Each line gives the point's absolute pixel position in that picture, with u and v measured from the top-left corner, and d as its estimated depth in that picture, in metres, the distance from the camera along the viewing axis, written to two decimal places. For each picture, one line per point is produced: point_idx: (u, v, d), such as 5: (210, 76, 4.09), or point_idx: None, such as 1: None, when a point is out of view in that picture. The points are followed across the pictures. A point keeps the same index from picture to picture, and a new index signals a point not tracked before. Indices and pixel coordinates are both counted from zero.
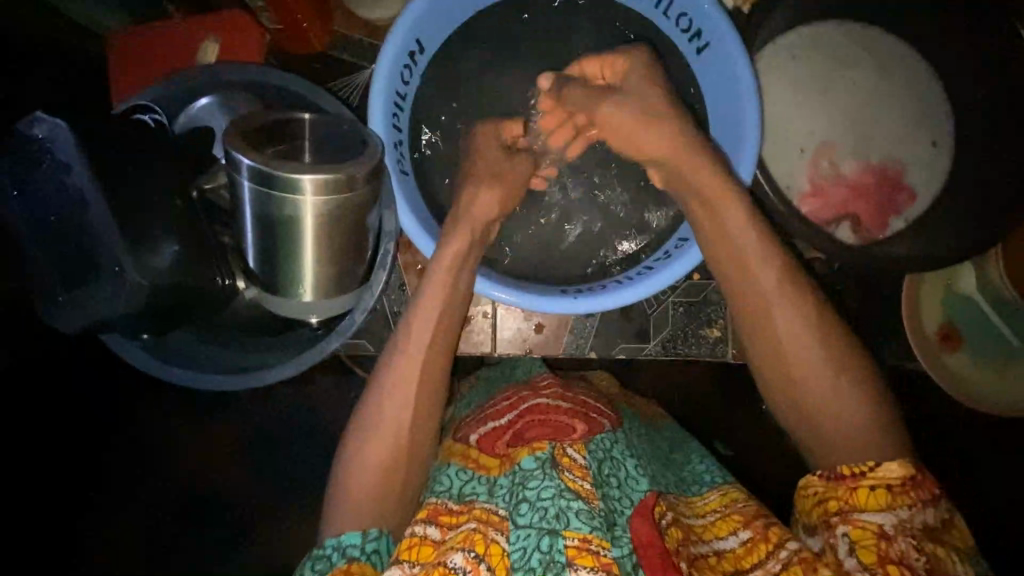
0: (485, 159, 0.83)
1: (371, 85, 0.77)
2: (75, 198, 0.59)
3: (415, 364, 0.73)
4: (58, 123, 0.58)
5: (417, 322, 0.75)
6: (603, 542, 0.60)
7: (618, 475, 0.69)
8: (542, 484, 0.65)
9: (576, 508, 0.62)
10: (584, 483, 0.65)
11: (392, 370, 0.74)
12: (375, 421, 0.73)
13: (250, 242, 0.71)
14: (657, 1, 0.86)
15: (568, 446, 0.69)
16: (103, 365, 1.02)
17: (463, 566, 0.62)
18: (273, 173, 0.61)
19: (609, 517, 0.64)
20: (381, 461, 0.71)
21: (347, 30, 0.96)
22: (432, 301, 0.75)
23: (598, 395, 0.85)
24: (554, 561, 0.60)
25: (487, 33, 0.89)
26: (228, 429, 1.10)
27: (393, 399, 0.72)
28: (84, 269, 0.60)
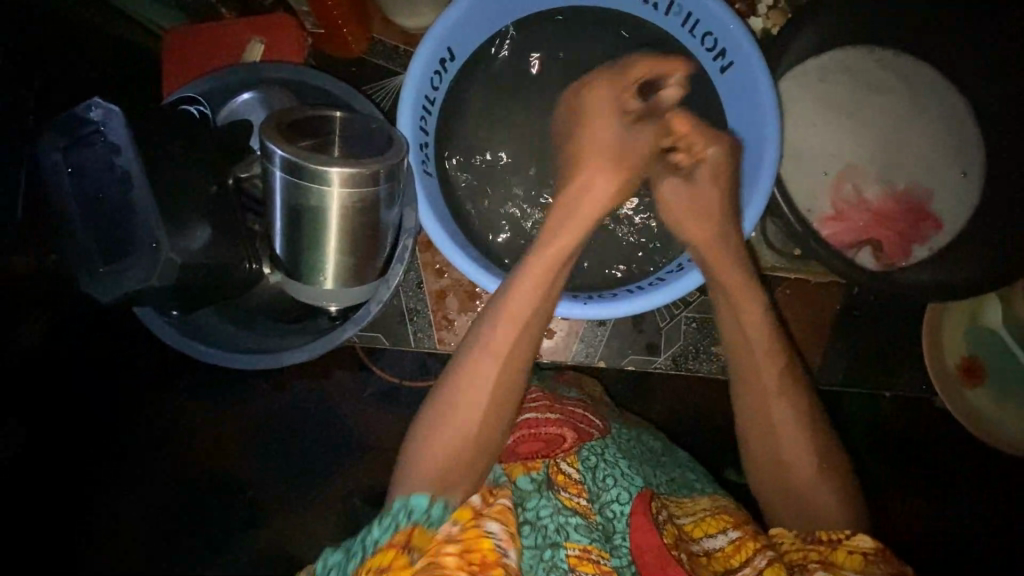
0: (600, 140, 0.83)
1: (402, 87, 0.80)
2: (121, 177, 0.62)
3: (515, 320, 0.72)
4: (111, 108, 0.62)
5: (522, 286, 0.74)
6: (603, 552, 0.64)
7: (613, 476, 0.71)
8: (539, 503, 0.66)
9: (575, 524, 0.66)
10: (579, 500, 0.69)
11: (495, 329, 0.72)
12: (467, 377, 0.71)
13: (278, 229, 0.74)
14: (682, 21, 0.86)
15: (562, 460, 0.72)
16: (104, 365, 1.00)
17: (500, 535, 0.59)
18: (302, 164, 0.64)
19: (607, 528, 0.67)
20: (468, 403, 0.70)
21: (382, 36, 1.02)
22: (534, 275, 0.74)
23: (592, 405, 0.86)
24: (557, 566, 0.61)
25: (517, 42, 0.91)
26: (228, 424, 1.14)
27: (495, 340, 0.72)
28: (125, 244, 0.63)
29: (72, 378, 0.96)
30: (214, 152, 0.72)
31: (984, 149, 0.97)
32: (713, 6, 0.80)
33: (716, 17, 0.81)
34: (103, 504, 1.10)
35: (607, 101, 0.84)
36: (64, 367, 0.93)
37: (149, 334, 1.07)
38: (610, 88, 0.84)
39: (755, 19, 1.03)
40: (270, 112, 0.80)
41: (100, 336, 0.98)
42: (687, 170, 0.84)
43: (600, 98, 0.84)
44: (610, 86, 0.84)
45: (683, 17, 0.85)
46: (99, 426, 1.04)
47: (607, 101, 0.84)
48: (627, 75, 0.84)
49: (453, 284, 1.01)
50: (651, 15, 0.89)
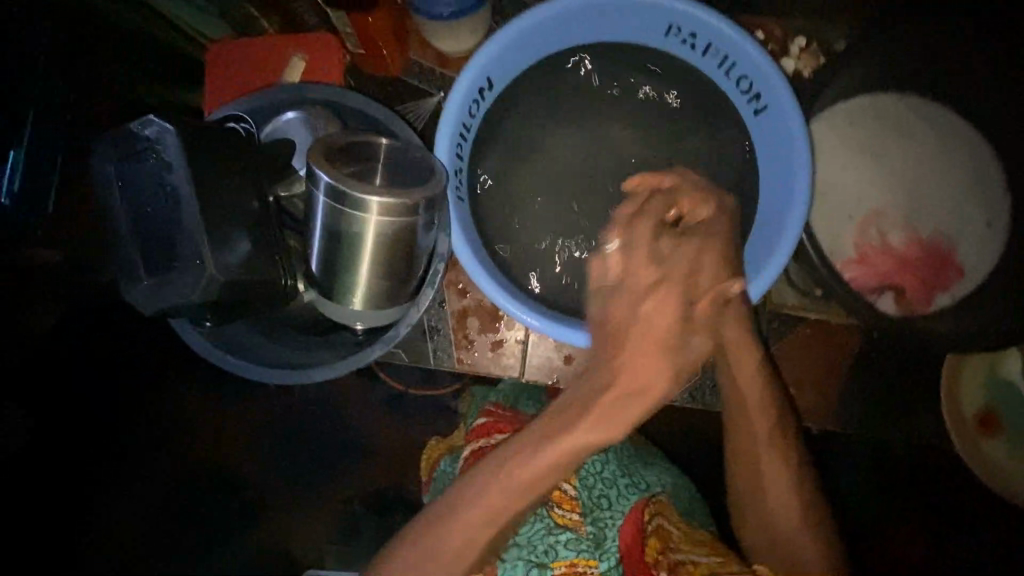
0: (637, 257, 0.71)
1: (441, 115, 0.82)
2: (170, 193, 0.64)
3: (519, 497, 0.65)
4: (166, 126, 0.64)
5: (534, 464, 0.65)
6: (590, 563, 0.75)
7: (607, 495, 0.81)
8: (534, 527, 0.78)
9: (565, 539, 0.76)
10: (572, 515, 0.79)
11: (489, 490, 0.65)
12: (447, 533, 0.66)
13: (314, 247, 0.75)
14: (719, 62, 0.88)
15: (561, 480, 0.81)
16: (104, 365, 1.01)
17: None
18: (346, 191, 0.66)
19: (598, 537, 0.77)
20: (443, 557, 0.66)
21: (420, 59, 1.04)
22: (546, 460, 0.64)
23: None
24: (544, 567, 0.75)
25: (554, 73, 0.93)
26: (235, 428, 1.16)
27: (489, 505, 0.65)
28: (170, 257, 0.64)
29: (71, 376, 0.98)
30: (260, 170, 0.74)
31: (1010, 202, 0.97)
32: (749, 51, 0.82)
33: (753, 62, 0.82)
34: (102, 504, 1.08)
35: (671, 282, 0.67)
36: (63, 366, 0.96)
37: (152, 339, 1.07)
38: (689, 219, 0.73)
39: (786, 61, 1.05)
40: (314, 133, 0.82)
41: (100, 335, 0.99)
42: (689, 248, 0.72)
43: (669, 270, 0.68)
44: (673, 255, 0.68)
45: (719, 59, 0.87)
46: (98, 426, 1.04)
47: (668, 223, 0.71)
48: (711, 240, 0.70)
49: (474, 305, 1.02)
50: (686, 54, 0.90)
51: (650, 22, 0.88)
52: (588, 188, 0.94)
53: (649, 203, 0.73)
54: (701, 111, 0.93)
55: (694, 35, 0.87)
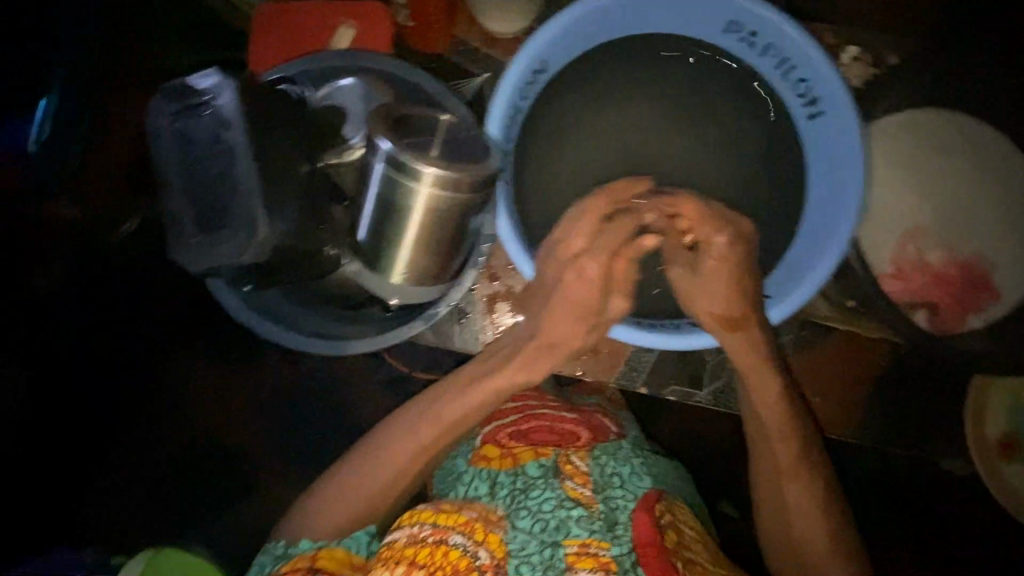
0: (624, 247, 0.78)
1: (494, 94, 0.81)
2: (224, 149, 0.62)
3: (443, 429, 0.81)
4: (225, 79, 0.62)
5: (460, 404, 0.81)
6: (602, 544, 0.78)
7: (620, 476, 0.86)
8: (543, 495, 0.81)
9: (576, 516, 0.79)
10: (583, 491, 0.83)
11: (419, 423, 0.81)
12: (383, 454, 0.81)
13: (365, 211, 0.73)
14: (777, 63, 0.85)
15: (573, 454, 0.87)
16: (103, 365, 1.14)
17: (465, 543, 0.77)
18: (406, 161, 0.66)
19: (610, 519, 0.81)
20: (379, 478, 0.80)
21: (466, 37, 1.02)
22: (463, 404, 0.80)
23: (608, 410, 1.00)
24: (554, 564, 0.76)
25: (606, 62, 0.91)
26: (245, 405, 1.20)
27: (418, 434, 0.81)
28: (222, 216, 0.62)
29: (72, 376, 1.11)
30: (310, 135, 0.73)
31: None
32: (812, 54, 0.80)
33: (815, 67, 0.81)
34: (99, 502, 1.17)
35: (593, 257, 0.76)
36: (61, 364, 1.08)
37: (148, 336, 1.17)
38: (705, 251, 0.78)
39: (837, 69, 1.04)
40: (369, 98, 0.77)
41: (100, 336, 1.12)
42: (697, 254, 0.80)
43: (594, 246, 0.77)
44: (610, 232, 0.77)
45: (779, 60, 0.84)
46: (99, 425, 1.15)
47: (682, 259, 0.81)
48: (630, 222, 0.78)
49: (503, 291, 1.00)
50: (745, 52, 0.88)
51: (709, 17, 0.86)
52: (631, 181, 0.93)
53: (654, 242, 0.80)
54: (751, 111, 0.92)
55: (755, 34, 0.84)
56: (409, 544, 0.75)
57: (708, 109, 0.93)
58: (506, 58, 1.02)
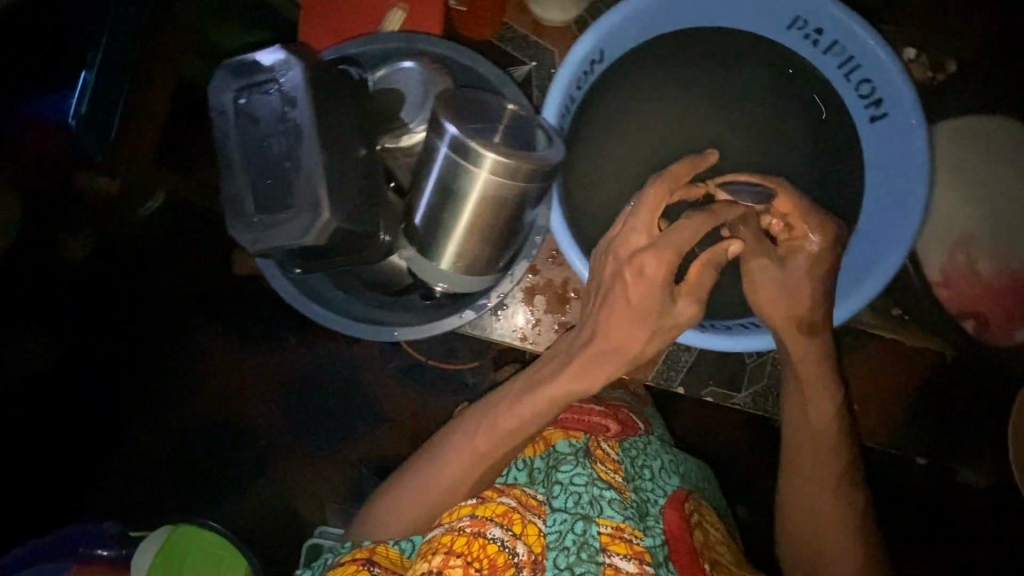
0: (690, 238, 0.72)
1: (551, 83, 0.79)
2: (290, 130, 0.61)
3: (501, 439, 0.79)
4: (291, 58, 0.60)
5: (520, 411, 0.77)
6: (637, 532, 0.77)
7: (649, 469, 0.89)
8: (575, 471, 0.82)
9: (608, 497, 0.79)
10: (614, 475, 0.84)
11: (474, 433, 0.80)
12: (441, 463, 0.82)
13: (422, 199, 0.73)
14: (841, 62, 0.83)
15: (603, 441, 0.88)
16: (105, 364, 1.43)
17: (502, 537, 0.76)
18: (472, 145, 0.65)
19: (642, 507, 0.82)
20: (437, 490, 0.82)
21: (514, 23, 0.99)
22: (522, 413, 0.77)
23: (636, 407, 1.03)
24: (587, 543, 0.74)
25: (662, 54, 0.88)
26: (291, 384, 1.48)
27: (475, 444, 0.80)
28: (284, 198, 0.61)
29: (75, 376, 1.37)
30: (364, 117, 0.71)
31: None
32: (879, 54, 0.77)
33: (880, 67, 0.78)
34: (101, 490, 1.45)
35: (656, 253, 0.70)
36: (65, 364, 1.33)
37: (147, 334, 1.47)
38: (790, 246, 0.79)
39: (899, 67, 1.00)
40: (428, 87, 0.75)
41: (97, 340, 1.39)
42: (777, 251, 0.79)
43: (659, 240, 0.70)
44: (673, 228, 0.70)
45: (844, 59, 0.82)
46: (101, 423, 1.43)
47: (763, 252, 0.78)
48: (706, 218, 0.72)
49: (542, 284, 0.96)
50: (807, 50, 0.86)
51: (774, 12, 0.84)
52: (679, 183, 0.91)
53: (743, 226, 0.78)
54: (809, 111, 0.90)
55: (821, 31, 0.82)
56: (447, 534, 0.77)
57: (763, 110, 0.91)
58: (554, 49, 0.99)
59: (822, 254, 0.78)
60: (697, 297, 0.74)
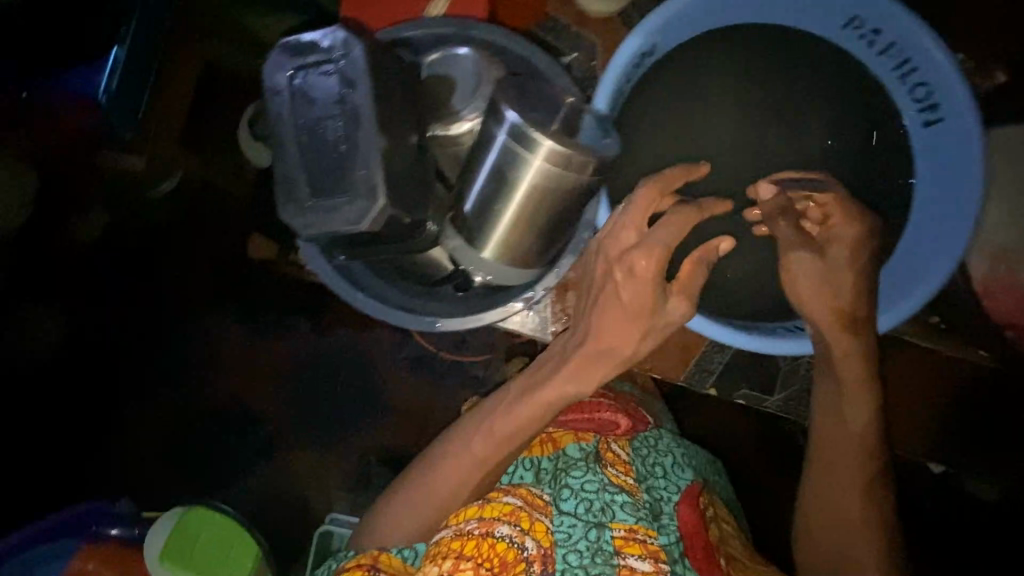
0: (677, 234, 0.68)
1: (603, 74, 0.79)
2: (347, 113, 0.60)
3: (501, 443, 0.77)
4: (350, 37, 0.59)
5: (519, 413, 0.76)
6: (649, 532, 0.81)
7: (661, 466, 0.90)
8: (586, 477, 0.83)
9: (620, 501, 0.82)
10: (625, 478, 0.85)
11: (474, 437, 0.79)
12: (442, 467, 0.80)
13: (474, 185, 0.72)
14: (896, 64, 0.82)
15: (613, 442, 0.89)
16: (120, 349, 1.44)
17: (511, 534, 0.78)
18: (530, 132, 0.65)
19: (655, 507, 0.85)
20: (440, 494, 0.80)
21: (558, 15, 0.97)
22: (520, 417, 0.76)
23: (643, 401, 1.02)
24: (601, 548, 0.78)
25: (712, 51, 0.87)
26: (308, 372, 1.47)
27: (474, 448, 0.78)
28: (338, 184, 0.60)
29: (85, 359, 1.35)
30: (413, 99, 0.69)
31: None
32: (939, 58, 0.75)
33: (940, 72, 0.76)
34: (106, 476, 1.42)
35: (646, 251, 0.67)
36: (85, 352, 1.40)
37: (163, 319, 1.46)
38: (829, 239, 0.77)
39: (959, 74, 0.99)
40: (479, 67, 0.73)
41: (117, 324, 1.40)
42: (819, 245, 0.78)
43: (649, 238, 0.67)
44: (660, 227, 0.67)
45: (900, 61, 0.80)
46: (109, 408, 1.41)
47: (801, 244, 0.77)
48: (693, 214, 0.70)
49: None
50: (862, 51, 0.84)
51: (830, 12, 0.82)
52: (721, 185, 0.89)
53: (781, 219, 0.78)
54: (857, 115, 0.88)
55: (878, 32, 0.80)
56: (456, 538, 0.77)
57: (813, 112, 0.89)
58: (598, 42, 0.97)
59: (854, 245, 0.77)
60: (693, 295, 0.72)
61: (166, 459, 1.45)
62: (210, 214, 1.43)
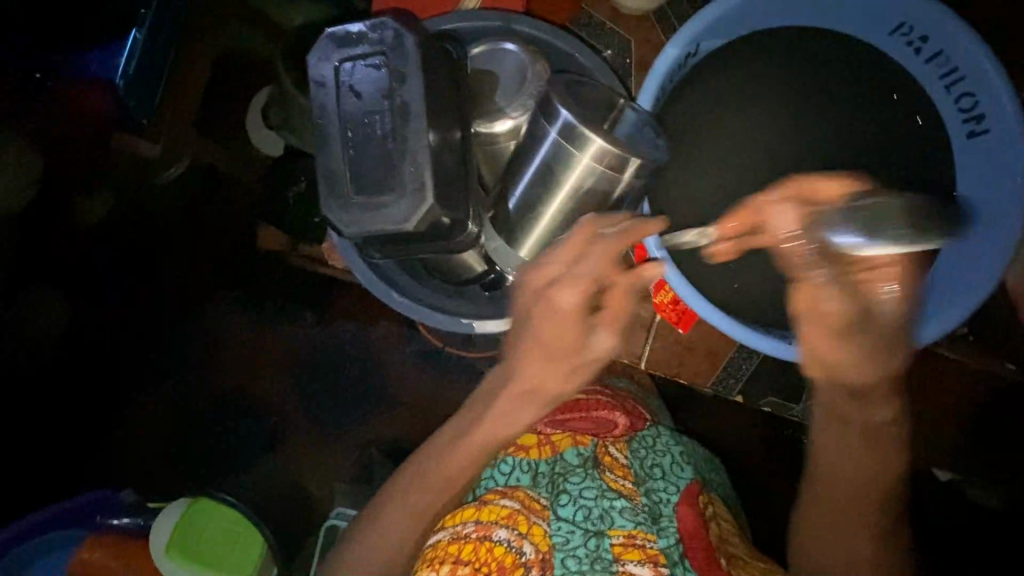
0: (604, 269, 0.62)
1: (647, 75, 0.80)
2: (397, 107, 0.58)
3: (451, 476, 0.76)
4: (404, 30, 0.58)
5: (466, 446, 0.75)
6: (649, 536, 0.81)
7: (659, 467, 0.90)
8: (583, 484, 0.85)
9: (619, 507, 0.83)
10: (622, 482, 0.86)
11: (425, 471, 0.77)
12: (395, 504, 0.78)
13: (519, 183, 0.71)
14: (943, 73, 0.80)
15: (610, 445, 0.89)
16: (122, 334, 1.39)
17: (509, 538, 0.79)
18: (582, 130, 0.64)
19: (653, 510, 0.84)
20: (393, 535, 0.77)
21: (593, 10, 0.95)
22: (466, 450, 0.75)
23: (638, 397, 1.02)
24: (600, 556, 0.80)
25: (750, 56, 0.86)
26: (316, 366, 1.45)
27: (425, 484, 0.77)
28: (384, 180, 0.59)
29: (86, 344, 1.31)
30: (458, 93, 0.68)
31: None
32: (987, 68, 0.74)
33: (987, 82, 0.75)
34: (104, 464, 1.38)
35: (571, 284, 0.62)
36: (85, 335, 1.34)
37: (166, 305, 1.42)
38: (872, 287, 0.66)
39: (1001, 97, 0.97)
40: (524, 61, 0.72)
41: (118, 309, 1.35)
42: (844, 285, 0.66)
43: (572, 272, 0.62)
44: (582, 260, 0.62)
45: (947, 69, 0.79)
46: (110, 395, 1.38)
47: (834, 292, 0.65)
48: (622, 244, 0.62)
49: None
50: (907, 58, 0.83)
51: (877, 17, 0.82)
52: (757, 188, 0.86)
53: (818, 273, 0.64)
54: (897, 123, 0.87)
55: (925, 39, 0.79)
56: (453, 542, 0.79)
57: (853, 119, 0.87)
58: (632, 40, 0.95)
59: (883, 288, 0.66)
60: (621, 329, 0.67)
61: (166, 450, 1.42)
62: (216, 208, 1.39)
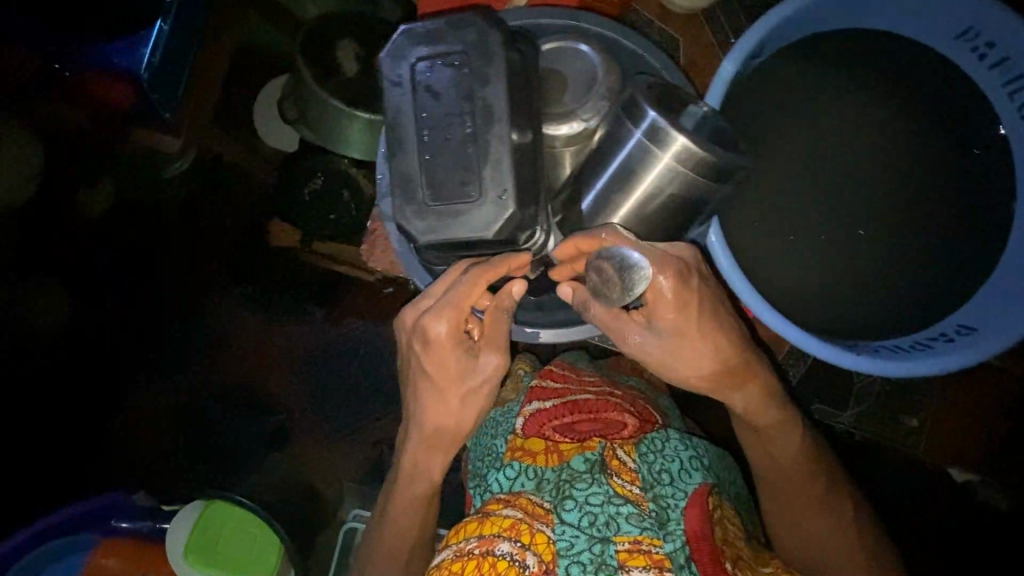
0: (461, 296, 0.64)
1: (714, 76, 0.77)
2: (479, 108, 0.56)
3: (413, 508, 0.79)
4: (492, 27, 0.56)
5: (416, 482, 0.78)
6: (655, 541, 0.71)
7: (668, 471, 0.79)
8: (591, 489, 0.74)
9: (626, 513, 0.73)
10: (630, 487, 0.76)
11: (397, 504, 0.79)
12: (383, 537, 0.81)
13: (595, 185, 0.70)
14: (1006, 79, 0.80)
15: (618, 446, 0.80)
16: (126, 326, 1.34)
17: (511, 552, 0.69)
18: (671, 133, 0.62)
19: (662, 515, 0.74)
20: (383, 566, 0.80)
21: (641, 9, 0.93)
22: (415, 482, 0.78)
23: (650, 395, 0.97)
24: (606, 562, 0.69)
25: (805, 60, 0.86)
26: (329, 368, 1.40)
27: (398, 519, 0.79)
28: (461, 183, 0.56)
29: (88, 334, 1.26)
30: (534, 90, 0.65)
31: None
32: None
33: None
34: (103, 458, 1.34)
35: (439, 312, 0.65)
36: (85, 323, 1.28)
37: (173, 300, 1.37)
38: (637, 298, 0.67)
39: None
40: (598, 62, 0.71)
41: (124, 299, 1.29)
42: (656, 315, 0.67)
43: (441, 301, 0.65)
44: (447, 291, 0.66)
45: (1012, 74, 0.79)
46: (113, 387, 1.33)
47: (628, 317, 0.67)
48: (491, 269, 0.64)
49: None
50: (970, 63, 0.82)
51: (941, 22, 0.81)
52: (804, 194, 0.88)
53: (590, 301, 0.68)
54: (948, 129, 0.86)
55: (992, 45, 0.78)
56: (457, 560, 0.70)
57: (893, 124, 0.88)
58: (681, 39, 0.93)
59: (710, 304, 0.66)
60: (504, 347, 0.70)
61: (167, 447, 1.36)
62: (223, 203, 1.34)
